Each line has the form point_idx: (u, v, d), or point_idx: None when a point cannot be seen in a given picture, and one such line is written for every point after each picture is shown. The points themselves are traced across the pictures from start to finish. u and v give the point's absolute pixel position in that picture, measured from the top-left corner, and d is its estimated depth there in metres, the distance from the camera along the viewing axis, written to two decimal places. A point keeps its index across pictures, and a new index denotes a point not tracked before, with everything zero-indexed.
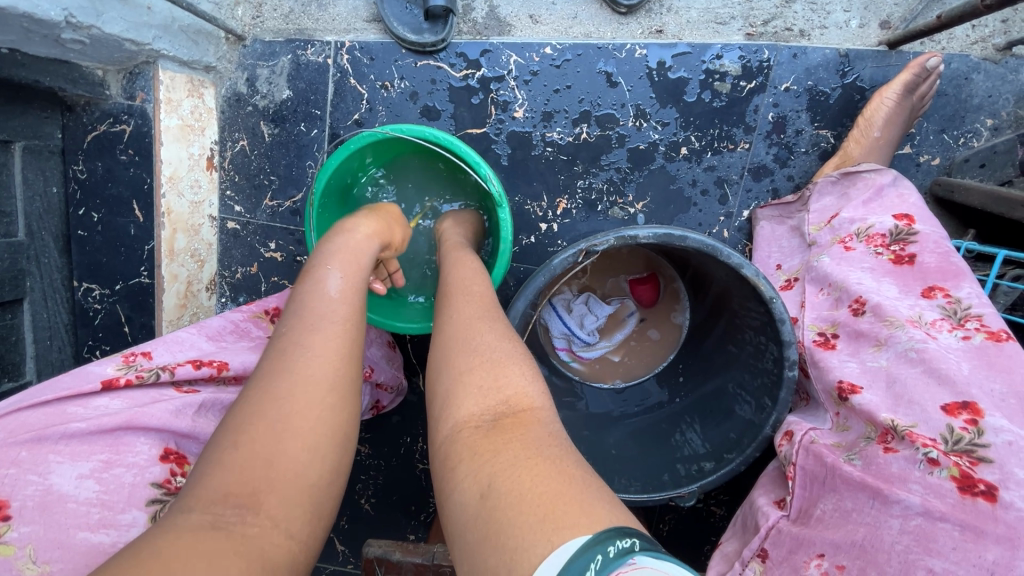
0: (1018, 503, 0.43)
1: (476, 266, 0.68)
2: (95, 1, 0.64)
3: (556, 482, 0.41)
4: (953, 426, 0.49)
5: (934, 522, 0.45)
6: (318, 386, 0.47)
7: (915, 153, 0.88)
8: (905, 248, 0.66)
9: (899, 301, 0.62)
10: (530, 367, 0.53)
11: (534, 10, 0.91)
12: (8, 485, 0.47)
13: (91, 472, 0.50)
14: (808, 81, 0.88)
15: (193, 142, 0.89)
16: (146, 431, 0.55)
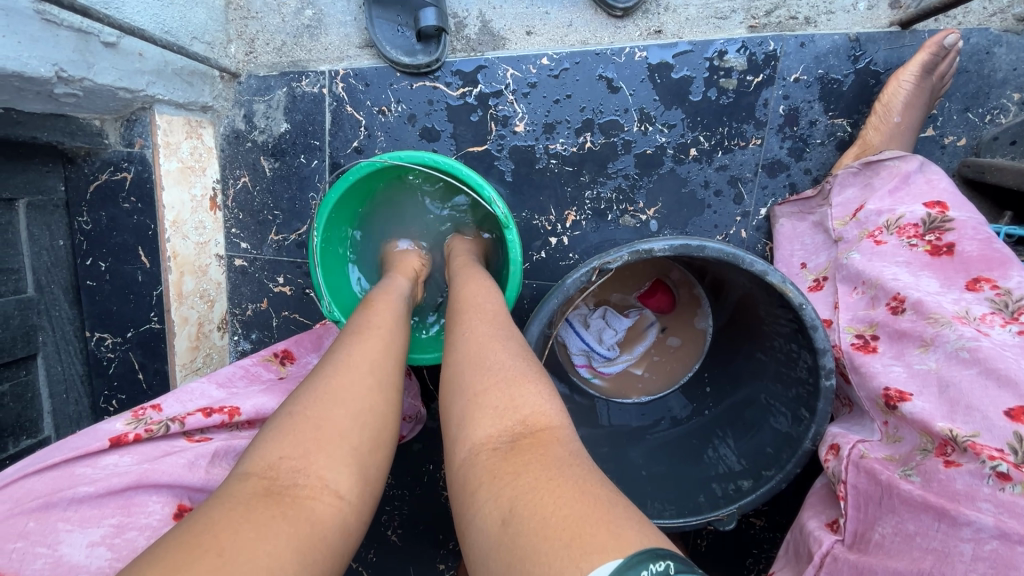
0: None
1: (484, 283, 0.66)
2: (85, 54, 0.63)
3: (582, 503, 0.38)
4: (1020, 434, 0.44)
5: (1012, 545, 0.40)
6: (356, 364, 0.49)
7: (939, 135, 0.84)
8: (942, 238, 0.63)
9: (942, 295, 0.57)
10: (547, 386, 0.50)
11: (528, 22, 0.89)
12: (15, 559, 0.44)
13: (102, 539, 0.48)
14: (819, 69, 0.84)
15: (195, 184, 0.89)
16: (158, 488, 0.53)
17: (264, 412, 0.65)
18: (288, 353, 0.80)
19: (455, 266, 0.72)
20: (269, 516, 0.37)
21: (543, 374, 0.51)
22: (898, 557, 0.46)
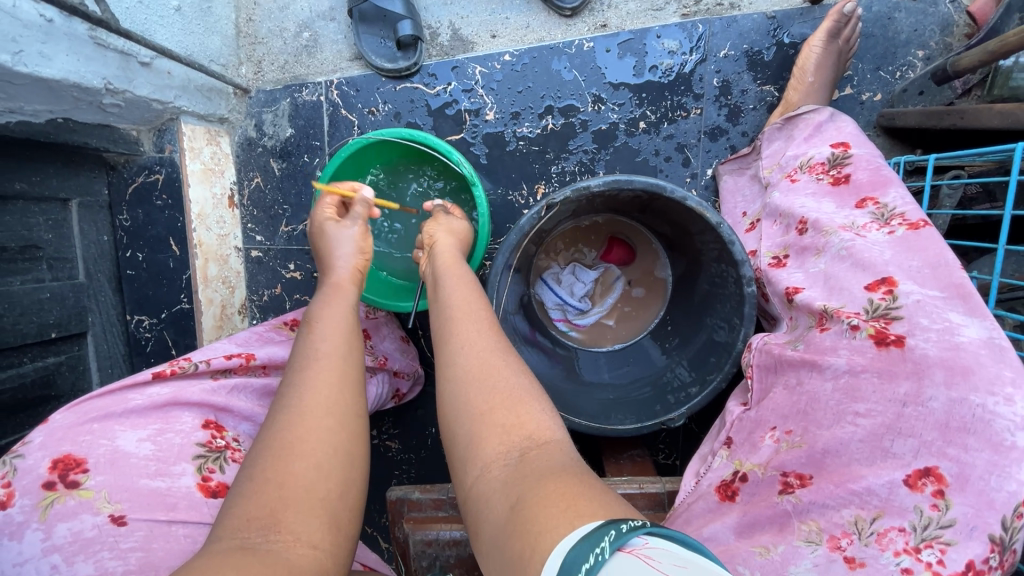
0: (922, 343, 0.50)
1: (471, 285, 0.73)
2: (126, 71, 0.79)
3: (577, 486, 0.46)
4: (872, 298, 0.55)
5: (857, 375, 0.52)
6: (310, 413, 0.55)
7: (856, 93, 0.95)
8: (842, 171, 0.73)
9: (835, 214, 0.67)
10: (545, 405, 0.58)
11: (492, 27, 1.03)
12: (83, 446, 0.57)
13: (149, 436, 0.60)
14: (743, 45, 0.97)
15: (216, 183, 1.04)
16: (189, 406, 0.65)
17: (275, 358, 0.78)
18: (296, 322, 0.92)
19: (441, 259, 0.77)
20: (246, 564, 0.43)
21: (544, 395, 0.59)
22: (784, 403, 0.57)
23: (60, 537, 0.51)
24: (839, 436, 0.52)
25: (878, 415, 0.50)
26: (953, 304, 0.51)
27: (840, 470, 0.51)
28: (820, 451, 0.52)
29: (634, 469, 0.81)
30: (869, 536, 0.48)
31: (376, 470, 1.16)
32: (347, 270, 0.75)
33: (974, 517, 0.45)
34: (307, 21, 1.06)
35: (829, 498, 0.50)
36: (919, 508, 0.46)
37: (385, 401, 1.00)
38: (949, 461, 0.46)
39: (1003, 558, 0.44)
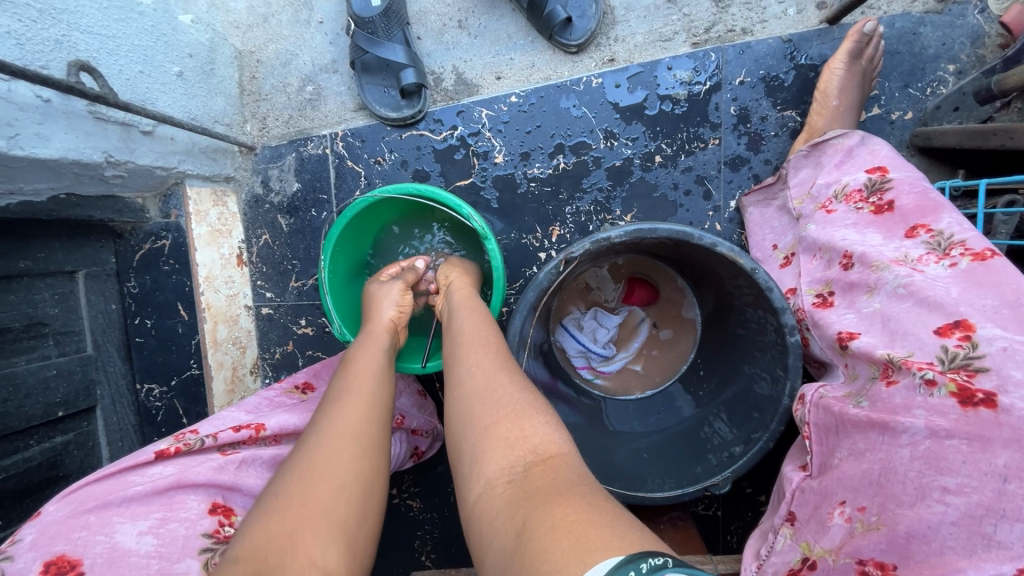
0: (1019, 403, 0.42)
1: (484, 317, 0.70)
2: (127, 142, 0.77)
3: (589, 512, 0.41)
4: (947, 346, 0.48)
5: (941, 441, 0.45)
6: (336, 433, 0.53)
7: (885, 112, 0.90)
8: (883, 197, 0.67)
9: (883, 246, 0.62)
10: (551, 421, 0.53)
11: (497, 68, 1.01)
12: (79, 544, 0.52)
13: (150, 528, 0.56)
14: (760, 71, 0.93)
15: (223, 244, 1.02)
16: (194, 488, 0.61)
17: (286, 427, 0.71)
18: (307, 384, 0.88)
19: (456, 290, 0.76)
20: None
21: (550, 407, 0.54)
22: (853, 473, 0.51)
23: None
24: (925, 517, 0.44)
25: (973, 492, 0.42)
26: None
27: (933, 561, 0.43)
28: (903, 536, 0.45)
29: (677, 538, 0.76)
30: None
31: (397, 532, 1.10)
32: (389, 321, 0.74)
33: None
34: (310, 75, 1.04)
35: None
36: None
37: (404, 461, 0.95)
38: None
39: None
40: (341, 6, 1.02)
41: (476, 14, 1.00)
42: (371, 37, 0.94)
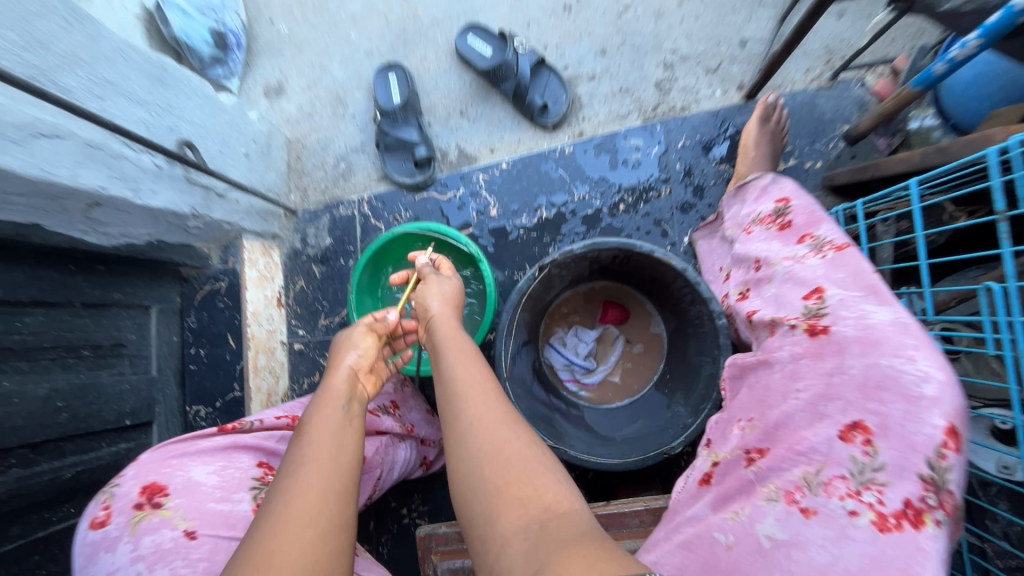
0: (842, 327, 0.64)
1: (477, 362, 0.72)
2: (207, 201, 1.01)
3: (594, 564, 0.47)
4: (808, 304, 0.69)
5: (797, 361, 0.66)
6: (295, 518, 0.52)
7: (800, 162, 1.13)
8: (785, 218, 0.86)
9: (782, 250, 0.81)
10: (558, 475, 0.59)
11: (491, 143, 1.27)
12: (165, 475, 0.62)
13: (215, 470, 0.65)
14: (697, 136, 1.18)
15: (267, 287, 1.22)
16: (248, 449, 0.71)
17: None
18: None
19: (441, 328, 0.77)
20: None
21: (557, 464, 0.60)
22: (747, 399, 0.71)
23: (145, 548, 0.56)
24: (787, 410, 0.64)
25: (813, 389, 0.63)
26: (869, 299, 0.64)
27: (789, 437, 0.62)
28: (772, 426, 0.64)
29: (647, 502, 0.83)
30: (817, 486, 0.57)
31: (407, 550, 1.19)
32: (353, 370, 0.71)
33: (899, 459, 0.54)
34: (343, 154, 1.32)
35: (781, 459, 0.61)
36: (853, 456, 0.56)
37: (414, 470, 1.06)
38: (871, 413, 0.57)
39: (941, 495, 0.52)
40: (369, 103, 1.32)
41: (474, 105, 1.28)
42: (393, 123, 1.22)
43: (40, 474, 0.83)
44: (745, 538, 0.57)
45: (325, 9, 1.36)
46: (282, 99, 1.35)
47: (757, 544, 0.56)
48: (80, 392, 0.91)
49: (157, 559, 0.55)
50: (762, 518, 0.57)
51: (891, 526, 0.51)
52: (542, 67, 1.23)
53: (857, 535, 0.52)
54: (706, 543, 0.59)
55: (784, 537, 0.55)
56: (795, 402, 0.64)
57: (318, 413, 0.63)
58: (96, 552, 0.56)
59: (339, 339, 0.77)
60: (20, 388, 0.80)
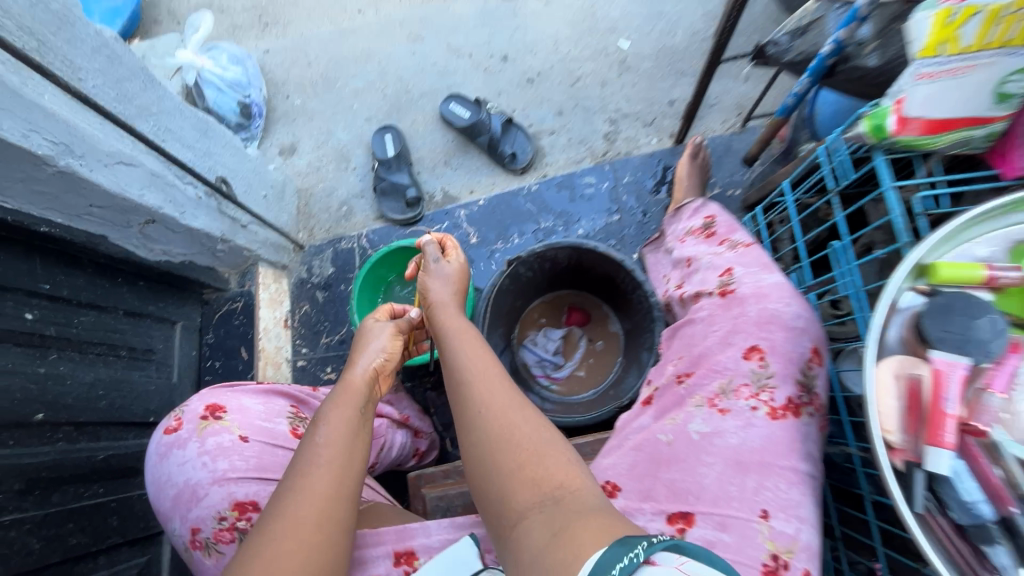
0: (744, 277, 0.86)
1: (481, 348, 0.82)
2: (232, 230, 1.22)
3: (594, 526, 0.54)
4: (724, 278, 0.89)
5: (706, 311, 0.86)
6: (301, 516, 0.63)
7: (724, 190, 1.38)
8: (710, 229, 1.08)
9: (710, 249, 1.02)
10: (568, 454, 0.67)
11: (470, 185, 1.51)
12: (224, 400, 0.77)
13: (261, 403, 0.80)
14: (639, 173, 1.44)
15: (277, 310, 1.40)
16: (284, 397, 0.85)
17: None
18: None
19: (451, 325, 0.87)
20: None
21: (569, 445, 0.68)
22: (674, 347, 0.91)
23: (209, 445, 0.71)
24: (699, 339, 0.83)
25: (721, 325, 0.82)
26: (765, 272, 0.86)
27: (709, 362, 0.79)
28: (698, 355, 0.81)
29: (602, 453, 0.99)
30: (729, 392, 0.74)
31: None
32: (367, 366, 0.81)
33: (783, 368, 0.74)
34: (346, 200, 1.55)
35: (703, 376, 0.78)
36: (753, 370, 0.75)
37: (406, 459, 1.17)
38: (764, 338, 0.76)
39: (811, 394, 0.73)
40: (369, 158, 1.58)
41: (456, 156, 1.55)
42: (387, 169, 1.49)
43: (79, 450, 0.95)
44: (682, 436, 0.73)
45: (333, 87, 1.66)
46: (294, 156, 1.61)
47: (689, 437, 0.73)
48: (115, 386, 1.05)
49: (218, 455, 0.70)
50: (694, 420, 0.74)
51: (780, 414, 0.71)
52: (512, 125, 1.51)
53: (758, 422, 0.71)
54: (652, 443, 0.75)
55: (708, 430, 0.72)
56: (719, 338, 0.80)
57: (330, 414, 0.73)
58: (170, 450, 0.72)
59: (359, 333, 0.88)
60: (71, 373, 0.95)
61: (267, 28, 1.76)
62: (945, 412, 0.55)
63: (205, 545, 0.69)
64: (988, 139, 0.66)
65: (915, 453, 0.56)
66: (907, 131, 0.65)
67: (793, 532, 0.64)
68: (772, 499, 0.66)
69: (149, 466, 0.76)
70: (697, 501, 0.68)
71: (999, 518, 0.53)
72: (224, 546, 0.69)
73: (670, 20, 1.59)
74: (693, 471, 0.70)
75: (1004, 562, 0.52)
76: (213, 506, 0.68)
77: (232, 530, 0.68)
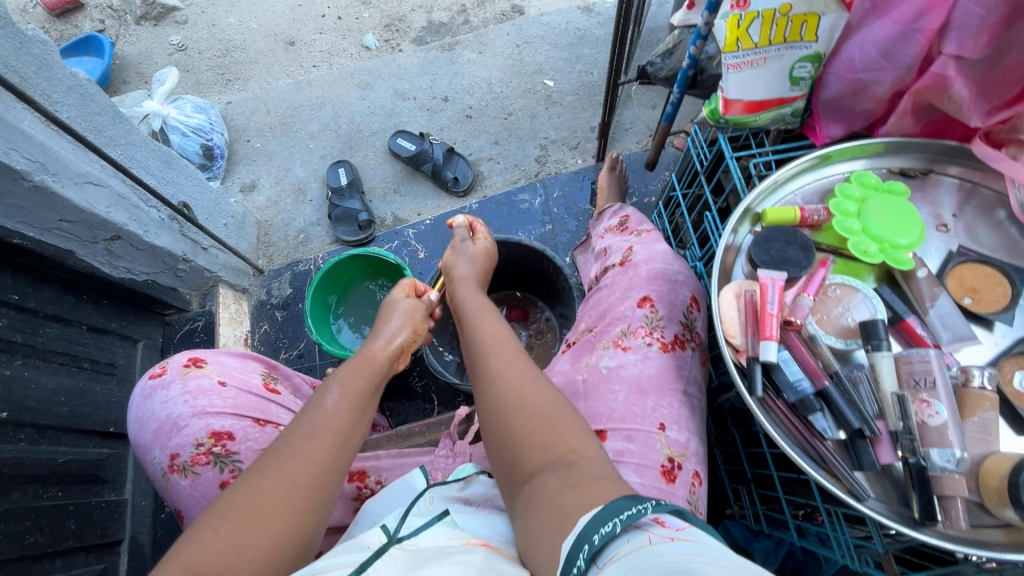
0: (638, 246, 0.96)
1: (500, 325, 0.85)
2: (193, 251, 1.32)
3: (604, 487, 0.57)
4: (625, 252, 0.97)
5: (609, 275, 0.96)
6: (292, 475, 0.63)
7: (642, 198, 1.56)
8: (626, 226, 1.06)
9: (630, 243, 0.99)
10: (580, 421, 0.69)
11: (418, 208, 1.67)
12: (207, 354, 0.88)
13: (238, 363, 0.91)
14: (568, 188, 1.63)
15: (237, 328, 1.48)
16: (259, 362, 0.96)
17: None
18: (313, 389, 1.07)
19: (471, 306, 0.91)
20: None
21: (577, 413, 0.70)
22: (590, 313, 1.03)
23: (190, 387, 0.82)
24: (601, 295, 0.94)
25: (616, 284, 0.92)
26: (655, 239, 0.96)
27: (611, 314, 0.88)
28: (604, 312, 0.89)
29: None
30: (630, 334, 0.84)
31: None
32: (384, 341, 0.85)
33: (669, 312, 0.84)
34: (304, 228, 1.68)
35: (606, 325, 0.87)
36: (645, 315, 0.84)
37: None
38: (653, 290, 0.86)
39: (692, 333, 0.85)
40: (324, 191, 1.72)
41: (404, 184, 1.71)
42: (341, 197, 1.65)
43: (40, 451, 1.00)
44: (593, 373, 0.83)
45: (290, 130, 1.83)
46: (254, 193, 1.75)
47: (599, 373, 0.82)
48: (77, 394, 1.11)
49: (199, 393, 0.81)
50: (603, 358, 0.83)
51: (669, 348, 0.82)
52: (453, 154, 1.69)
53: (653, 354, 0.81)
54: (570, 383, 0.85)
55: (614, 364, 0.82)
56: (618, 295, 0.89)
57: (336, 378, 0.75)
58: (155, 392, 0.83)
59: (385, 306, 0.94)
60: (35, 378, 1.02)
61: (230, 84, 1.94)
62: (769, 313, 0.68)
63: (183, 468, 0.78)
64: (797, 116, 0.83)
65: (753, 349, 0.68)
66: (732, 109, 0.83)
67: (684, 440, 0.76)
68: (667, 414, 0.77)
69: (131, 409, 0.86)
70: (608, 420, 0.78)
71: (817, 391, 0.66)
72: (200, 468, 0.78)
73: (587, 62, 1.84)
74: (604, 398, 0.80)
75: (825, 426, 0.65)
76: (192, 434, 0.78)
77: (209, 453, 0.78)
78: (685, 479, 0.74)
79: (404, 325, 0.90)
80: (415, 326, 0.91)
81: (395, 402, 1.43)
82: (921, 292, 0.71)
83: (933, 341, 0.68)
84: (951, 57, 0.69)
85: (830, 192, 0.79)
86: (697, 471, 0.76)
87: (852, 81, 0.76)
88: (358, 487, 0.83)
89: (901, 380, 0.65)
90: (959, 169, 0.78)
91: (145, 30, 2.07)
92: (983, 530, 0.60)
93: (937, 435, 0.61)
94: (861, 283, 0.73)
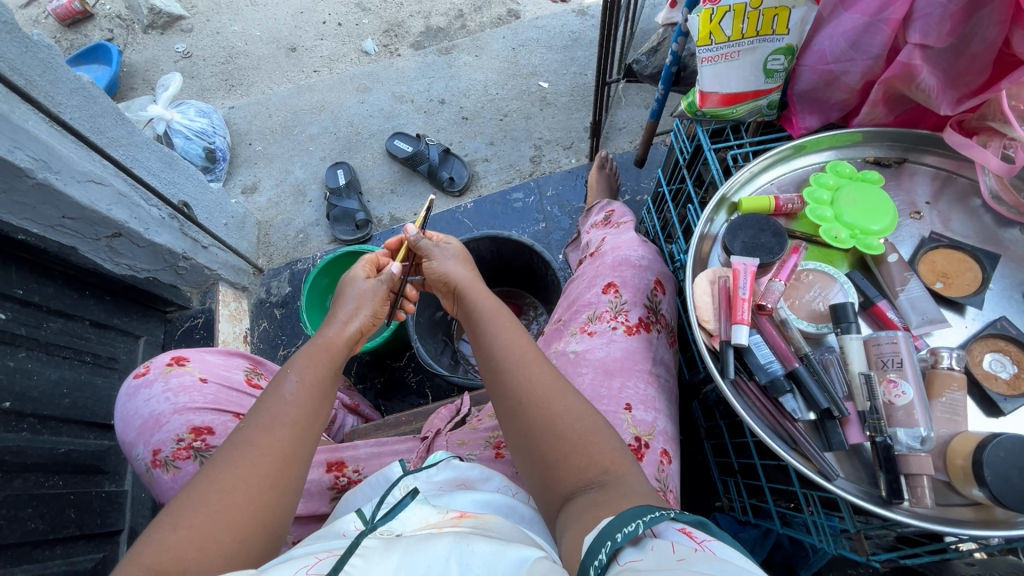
0: (614, 237, 0.97)
1: (516, 328, 0.78)
2: (194, 249, 1.36)
3: (628, 500, 0.54)
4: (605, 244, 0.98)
5: (583, 266, 0.98)
6: (253, 465, 0.63)
7: (635, 196, 1.59)
8: (610, 219, 1.07)
9: (610, 235, 1.01)
10: (615, 437, 0.65)
11: (415, 208, 1.70)
12: (190, 352, 0.91)
13: (222, 360, 0.94)
14: (561, 187, 1.65)
15: (236, 325, 1.51)
16: (244, 358, 0.98)
17: None
18: None
19: (488, 311, 0.81)
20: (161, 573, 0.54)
21: (610, 429, 0.66)
22: None
23: (172, 385, 0.85)
24: (576, 285, 0.96)
25: (591, 273, 0.93)
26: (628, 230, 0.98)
27: (582, 302, 0.90)
28: (576, 301, 0.92)
29: None
30: (596, 319, 0.86)
31: None
32: (339, 331, 0.82)
33: (633, 297, 0.85)
34: (304, 228, 1.71)
35: (579, 313, 0.89)
36: (611, 301, 0.86)
37: None
38: (616, 276, 0.88)
39: (656, 315, 0.87)
40: (323, 192, 1.76)
41: (401, 184, 1.74)
42: (339, 197, 1.68)
43: (42, 441, 1.03)
44: (561, 358, 0.86)
45: (291, 134, 1.88)
46: (256, 195, 1.78)
47: (569, 359, 0.84)
48: (79, 387, 1.15)
49: (180, 391, 0.84)
50: (570, 343, 0.87)
51: (634, 331, 0.84)
52: (450, 155, 1.71)
53: (618, 338, 0.83)
54: None
55: (581, 349, 0.84)
56: (585, 283, 0.92)
57: (292, 364, 0.74)
58: (138, 390, 0.86)
59: (343, 288, 0.89)
60: (39, 370, 1.06)
61: (233, 89, 1.99)
62: (740, 297, 0.69)
63: (164, 462, 0.81)
64: (773, 108, 0.85)
65: (726, 333, 0.69)
66: (710, 102, 0.85)
67: (651, 420, 0.78)
68: (633, 394, 0.79)
69: (117, 405, 0.89)
70: None
71: (787, 372, 0.67)
72: (181, 463, 0.81)
73: (581, 64, 1.86)
74: (573, 381, 0.82)
75: (795, 407, 0.66)
76: (173, 430, 0.81)
77: (189, 448, 0.81)
78: (654, 457, 0.75)
79: (370, 309, 0.87)
80: (375, 307, 0.88)
81: (392, 398, 1.45)
82: (891, 277, 0.72)
83: (902, 324, 0.70)
84: (916, 46, 0.70)
85: (804, 181, 0.80)
86: (666, 450, 0.77)
87: (824, 73, 0.78)
88: (336, 477, 0.85)
89: (870, 362, 0.67)
90: (934, 159, 0.79)
91: (152, 39, 2.13)
92: (952, 509, 0.61)
93: (904, 415, 0.63)
94: (833, 269, 0.74)
